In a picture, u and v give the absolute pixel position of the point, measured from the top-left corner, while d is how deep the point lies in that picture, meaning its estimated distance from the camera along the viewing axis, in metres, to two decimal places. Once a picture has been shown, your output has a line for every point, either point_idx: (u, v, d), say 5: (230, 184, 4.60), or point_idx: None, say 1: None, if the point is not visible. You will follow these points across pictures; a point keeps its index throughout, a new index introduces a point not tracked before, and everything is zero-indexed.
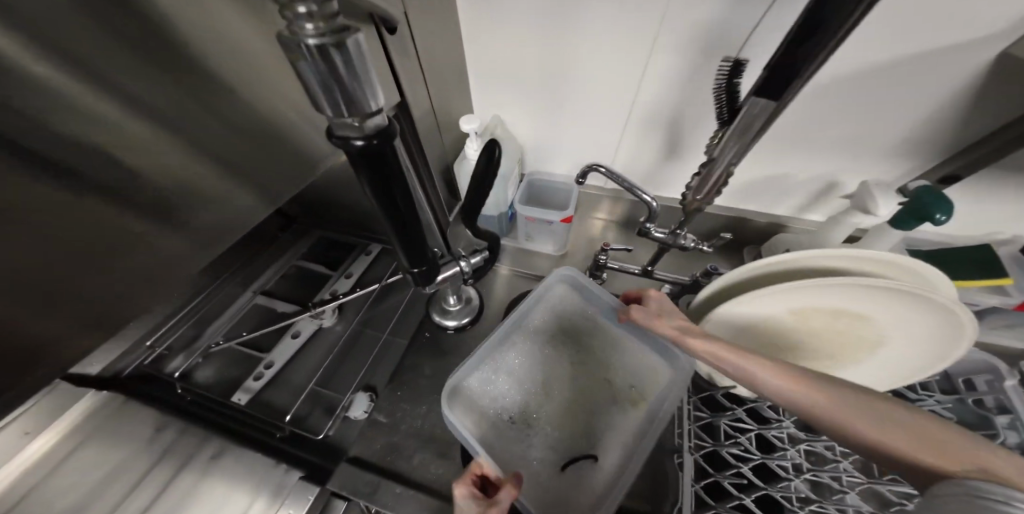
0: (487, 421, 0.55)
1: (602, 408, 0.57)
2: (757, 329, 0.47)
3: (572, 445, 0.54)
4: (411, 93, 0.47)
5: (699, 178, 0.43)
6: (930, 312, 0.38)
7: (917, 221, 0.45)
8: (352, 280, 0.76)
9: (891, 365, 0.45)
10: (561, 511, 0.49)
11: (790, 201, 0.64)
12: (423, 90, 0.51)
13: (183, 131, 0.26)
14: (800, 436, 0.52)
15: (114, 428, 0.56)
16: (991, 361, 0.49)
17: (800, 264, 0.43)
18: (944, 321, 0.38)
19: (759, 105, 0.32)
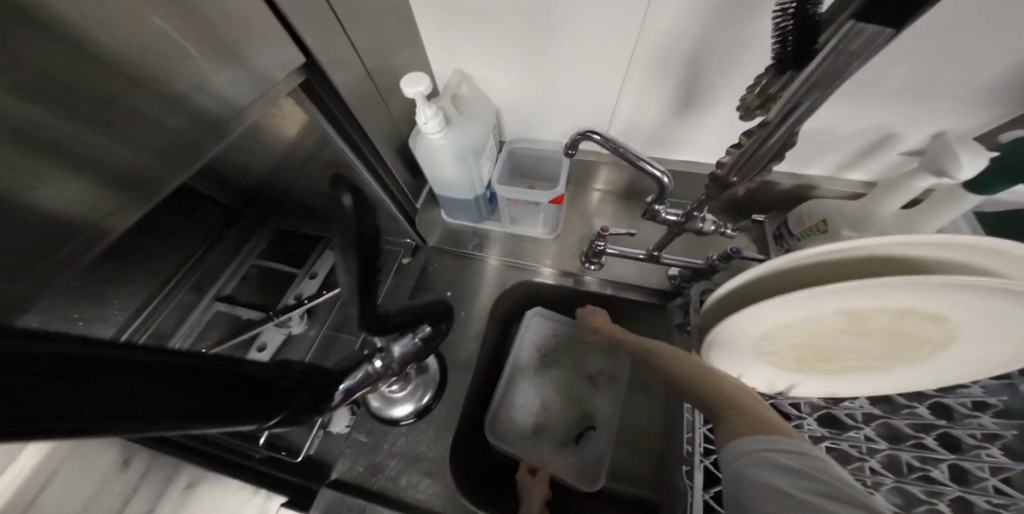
0: (517, 438, 0.66)
1: (589, 394, 0.70)
2: (793, 330, 0.39)
3: (575, 427, 0.68)
4: (324, 55, 0.34)
5: (739, 148, 0.33)
6: None
7: (1010, 182, 0.35)
8: (317, 282, 0.67)
9: (958, 364, 0.37)
10: (587, 476, 0.63)
11: (829, 159, 0.53)
12: (349, 49, 0.38)
13: (49, 108, 0.20)
14: (825, 436, 0.46)
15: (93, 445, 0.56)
16: None
17: (859, 254, 0.33)
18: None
19: (860, 40, 0.20)
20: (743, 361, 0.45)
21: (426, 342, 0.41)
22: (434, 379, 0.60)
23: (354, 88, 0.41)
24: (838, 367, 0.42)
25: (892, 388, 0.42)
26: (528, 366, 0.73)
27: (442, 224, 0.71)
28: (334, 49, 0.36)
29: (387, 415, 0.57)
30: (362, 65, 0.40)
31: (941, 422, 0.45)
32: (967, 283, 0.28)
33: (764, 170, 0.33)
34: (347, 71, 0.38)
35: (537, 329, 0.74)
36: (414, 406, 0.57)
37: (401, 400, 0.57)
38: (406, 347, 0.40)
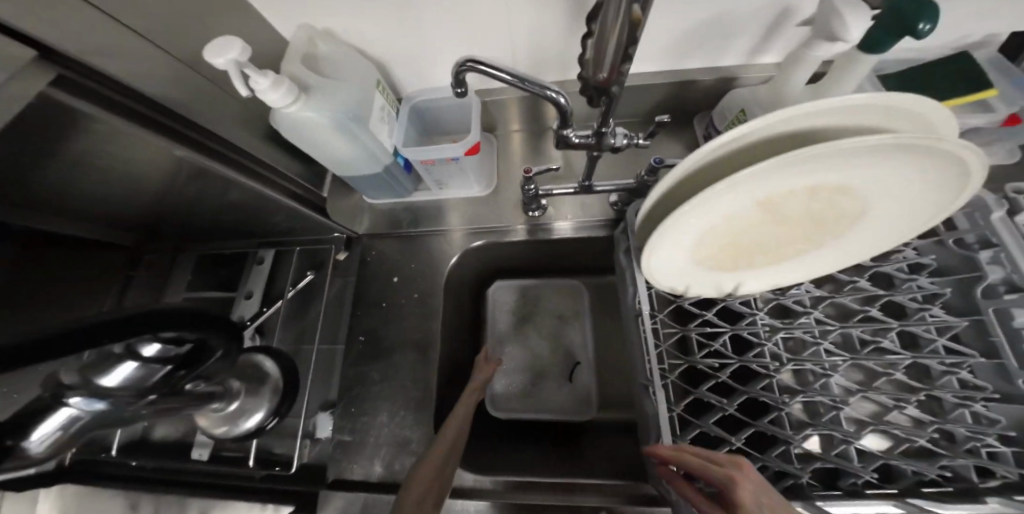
0: (516, 398, 0.70)
1: (565, 334, 0.74)
2: (721, 232, 0.38)
3: (561, 369, 0.71)
4: (75, 39, 0.27)
5: (594, 41, 0.29)
6: (924, 158, 0.30)
7: (892, 41, 0.32)
8: (255, 300, 0.65)
9: (876, 229, 0.38)
10: (587, 404, 0.68)
11: (742, 41, 0.50)
12: (129, 35, 0.31)
13: None
14: (776, 326, 0.49)
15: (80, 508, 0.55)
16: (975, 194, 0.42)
17: (765, 136, 0.32)
18: (936, 164, 0.30)
19: None
20: (686, 273, 0.45)
21: (191, 359, 0.30)
22: (274, 382, 0.52)
23: (165, 81, 0.34)
24: (771, 258, 0.42)
25: (826, 267, 0.43)
26: (505, 332, 0.74)
27: (369, 208, 0.66)
28: (95, 38, 0.28)
29: (238, 431, 0.50)
30: (160, 57, 0.34)
31: (882, 291, 0.47)
32: (860, 143, 0.27)
33: (626, 60, 0.29)
34: (138, 66, 0.32)
35: (502, 298, 0.76)
36: (264, 407, 0.51)
37: (247, 410, 0.50)
38: (135, 369, 0.27)
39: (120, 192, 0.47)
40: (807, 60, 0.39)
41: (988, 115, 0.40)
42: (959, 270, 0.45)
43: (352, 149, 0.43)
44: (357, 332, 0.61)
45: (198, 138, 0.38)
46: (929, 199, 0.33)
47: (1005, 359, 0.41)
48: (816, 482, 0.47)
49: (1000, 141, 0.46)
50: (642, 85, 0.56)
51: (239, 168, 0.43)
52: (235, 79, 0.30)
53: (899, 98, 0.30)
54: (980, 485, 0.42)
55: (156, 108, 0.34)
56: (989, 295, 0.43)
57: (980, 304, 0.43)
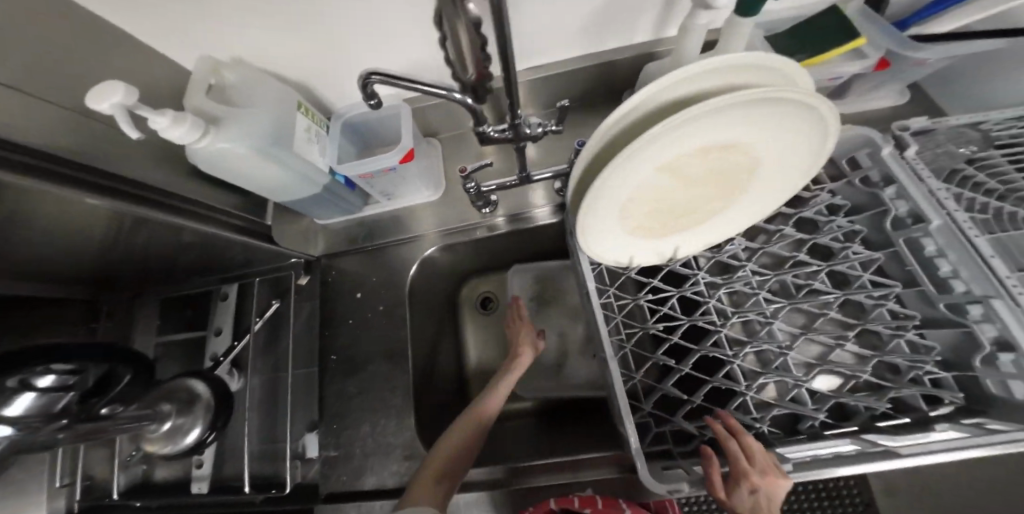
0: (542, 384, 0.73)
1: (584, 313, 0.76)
2: (640, 202, 0.41)
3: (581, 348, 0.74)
4: None
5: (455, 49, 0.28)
6: (791, 112, 0.33)
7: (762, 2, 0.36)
8: (226, 336, 0.66)
9: (777, 182, 0.41)
10: None
11: (647, 18, 0.52)
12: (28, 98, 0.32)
13: None
14: (718, 282, 0.52)
15: None
16: (868, 134, 0.47)
17: (643, 111, 0.36)
18: (798, 109, 0.33)
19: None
20: (624, 245, 0.48)
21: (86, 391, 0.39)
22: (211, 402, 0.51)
23: (73, 136, 0.35)
24: (694, 221, 0.45)
25: (745, 220, 0.46)
26: (526, 318, 0.75)
27: (325, 228, 0.66)
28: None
29: (178, 447, 0.49)
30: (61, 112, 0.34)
31: (808, 235, 0.50)
32: (721, 101, 0.31)
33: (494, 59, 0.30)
34: (31, 125, 0.32)
35: (521, 285, 0.76)
36: (200, 421, 0.50)
37: (183, 426, 0.49)
38: (36, 399, 0.34)
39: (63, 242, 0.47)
40: (696, 30, 0.42)
41: (863, 62, 0.45)
42: (875, 206, 0.49)
43: (282, 174, 0.45)
44: (329, 351, 0.62)
45: (124, 190, 0.39)
46: (810, 147, 0.37)
47: (924, 286, 0.45)
48: (775, 429, 0.47)
49: (884, 84, 0.51)
50: (567, 73, 0.59)
51: (178, 212, 0.44)
52: (121, 123, 0.30)
53: (742, 58, 0.34)
54: (929, 413, 0.44)
55: (72, 165, 0.35)
56: (898, 228, 0.47)
57: (892, 236, 0.48)
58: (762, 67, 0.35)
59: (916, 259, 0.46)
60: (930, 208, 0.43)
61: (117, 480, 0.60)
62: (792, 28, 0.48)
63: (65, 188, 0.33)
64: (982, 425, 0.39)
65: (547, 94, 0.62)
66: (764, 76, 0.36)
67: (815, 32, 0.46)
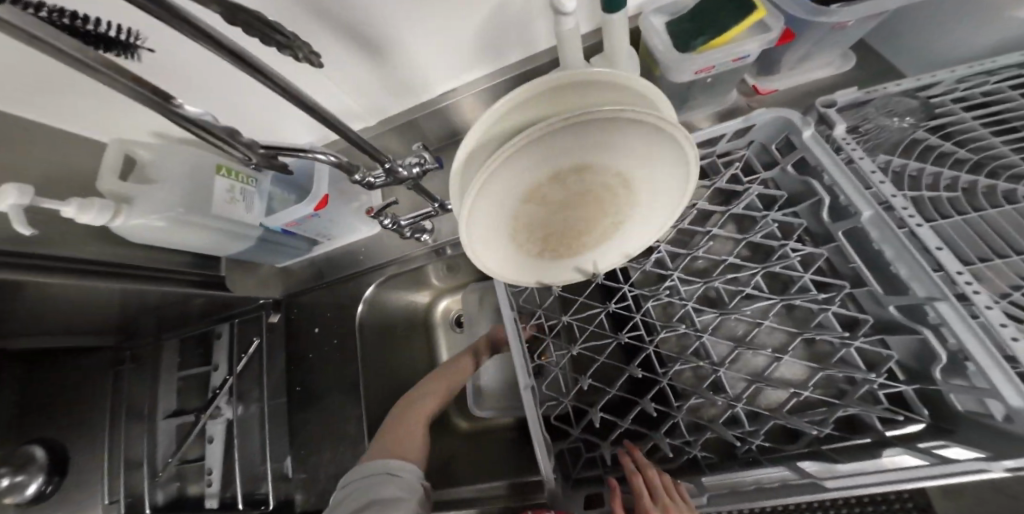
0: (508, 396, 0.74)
1: None
2: (518, 233, 0.39)
3: None
4: None
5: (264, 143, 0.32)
6: (632, 126, 0.30)
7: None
8: (222, 370, 0.75)
9: (662, 190, 0.38)
10: None
11: (541, 23, 0.50)
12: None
13: None
14: (645, 293, 0.44)
15: None
16: (781, 115, 0.40)
17: (488, 143, 0.33)
18: (645, 124, 0.30)
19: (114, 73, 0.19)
20: (526, 273, 0.44)
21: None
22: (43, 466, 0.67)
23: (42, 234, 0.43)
24: (590, 240, 0.42)
25: (653, 233, 0.42)
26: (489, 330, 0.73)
27: (287, 268, 0.71)
28: None
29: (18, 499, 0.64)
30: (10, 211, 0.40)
31: (742, 235, 0.43)
32: (537, 132, 0.28)
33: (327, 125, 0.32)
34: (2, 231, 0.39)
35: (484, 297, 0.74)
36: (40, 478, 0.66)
37: (21, 485, 0.65)
38: None
39: (66, 305, 0.56)
40: (567, 37, 0.37)
41: (768, 38, 0.37)
42: (809, 195, 0.42)
43: (204, 233, 0.50)
44: (296, 383, 0.67)
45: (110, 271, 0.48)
46: (675, 153, 0.33)
47: (869, 285, 0.37)
48: (710, 453, 0.39)
49: (818, 51, 0.44)
50: (479, 90, 0.58)
51: (160, 280, 0.53)
52: (18, 221, 0.34)
53: (582, 75, 0.31)
54: (885, 432, 0.33)
55: (64, 259, 0.44)
56: (839, 218, 0.39)
57: (831, 229, 0.40)
58: (611, 83, 0.32)
59: (859, 254, 0.38)
60: (857, 197, 0.36)
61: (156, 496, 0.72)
62: (692, 9, 0.39)
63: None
64: (931, 448, 0.29)
65: (463, 115, 0.61)
66: (620, 90, 0.33)
67: (713, 11, 0.38)
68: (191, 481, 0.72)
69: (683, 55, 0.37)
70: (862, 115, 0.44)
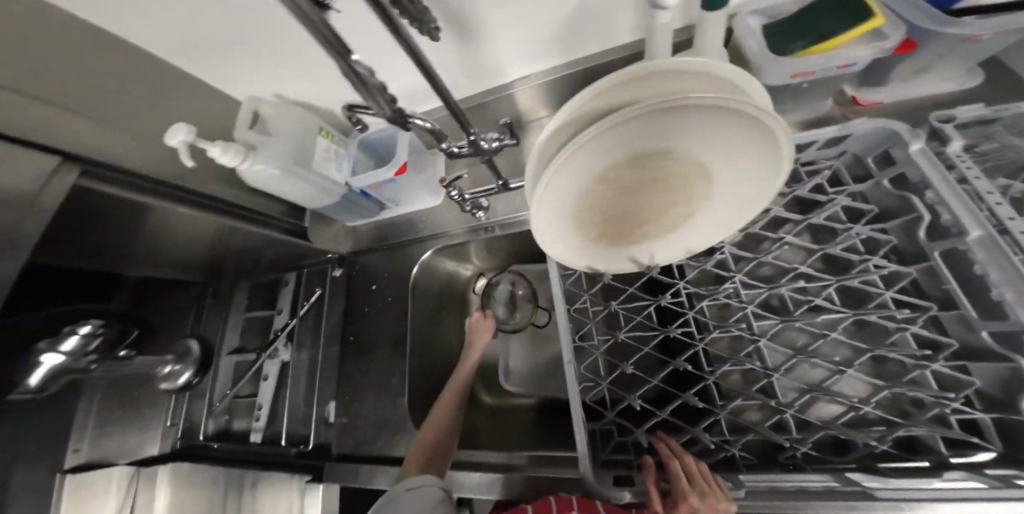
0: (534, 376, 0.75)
1: None
2: (588, 215, 0.40)
3: None
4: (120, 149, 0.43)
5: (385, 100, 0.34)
6: (721, 114, 0.30)
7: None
8: (285, 314, 0.83)
9: (745, 184, 0.37)
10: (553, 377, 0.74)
11: (626, 18, 0.51)
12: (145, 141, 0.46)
13: None
14: (702, 293, 0.44)
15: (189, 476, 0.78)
16: (888, 126, 0.35)
17: (570, 126, 0.35)
18: (736, 115, 0.30)
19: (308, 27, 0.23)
20: (585, 257, 0.46)
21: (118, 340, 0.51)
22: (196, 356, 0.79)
23: None
24: (660, 230, 0.42)
25: (723, 232, 0.42)
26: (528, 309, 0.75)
27: (353, 229, 0.77)
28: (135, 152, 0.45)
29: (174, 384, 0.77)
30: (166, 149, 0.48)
31: (815, 245, 0.40)
32: (621, 116, 0.30)
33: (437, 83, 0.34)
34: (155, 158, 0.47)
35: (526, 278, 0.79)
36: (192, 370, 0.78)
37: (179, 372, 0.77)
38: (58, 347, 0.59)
39: (181, 240, 0.65)
40: (659, 30, 0.38)
41: (880, 46, 0.35)
42: (906, 210, 0.36)
43: (306, 188, 0.57)
44: (348, 334, 0.73)
45: (232, 206, 0.55)
46: (765, 146, 0.32)
47: (962, 309, 0.31)
48: (749, 455, 0.39)
49: (942, 56, 0.41)
50: (552, 79, 0.60)
51: (270, 226, 0.61)
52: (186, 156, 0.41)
53: (676, 68, 0.32)
54: (948, 458, 0.32)
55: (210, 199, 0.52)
56: (939, 237, 0.34)
57: (925, 248, 0.34)
58: (703, 75, 0.33)
59: (958, 276, 0.33)
60: (967, 217, 0.30)
61: (209, 424, 0.82)
62: (795, 14, 0.39)
63: (144, 200, 0.44)
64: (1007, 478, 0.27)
65: (532, 101, 0.64)
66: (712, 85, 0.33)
67: (820, 15, 0.36)
68: (241, 417, 0.82)
69: (780, 58, 0.36)
70: (986, 133, 0.40)
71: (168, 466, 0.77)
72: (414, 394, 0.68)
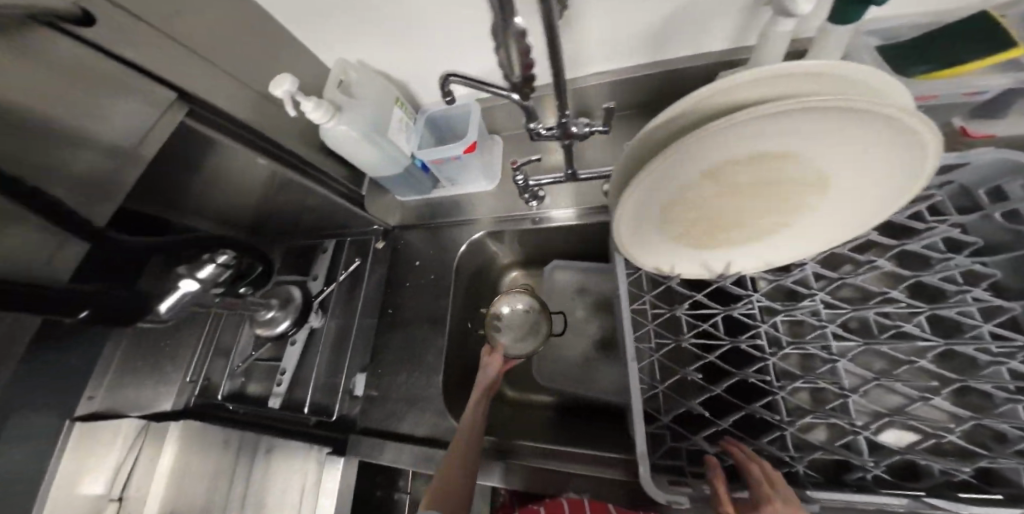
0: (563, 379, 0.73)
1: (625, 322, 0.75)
2: (680, 211, 0.40)
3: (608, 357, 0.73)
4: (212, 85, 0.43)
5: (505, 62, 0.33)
6: (856, 118, 0.29)
7: (865, 8, 0.34)
8: (319, 281, 0.83)
9: (855, 194, 0.35)
10: (585, 382, 0.71)
11: (724, 24, 0.50)
12: (233, 81, 0.46)
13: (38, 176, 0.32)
14: (774, 307, 0.44)
15: (200, 436, 0.78)
16: (1003, 157, 0.35)
17: (679, 120, 0.35)
18: (875, 116, 0.28)
19: None
20: (664, 254, 0.46)
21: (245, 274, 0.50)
22: (297, 305, 0.77)
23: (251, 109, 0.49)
24: (752, 234, 0.41)
25: (818, 244, 0.41)
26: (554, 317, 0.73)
27: (401, 204, 0.77)
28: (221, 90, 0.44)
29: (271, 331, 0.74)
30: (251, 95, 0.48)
31: (909, 272, 0.40)
32: (750, 113, 0.29)
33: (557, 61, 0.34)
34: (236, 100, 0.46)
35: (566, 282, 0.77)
36: (294, 318, 0.75)
37: (280, 319, 0.75)
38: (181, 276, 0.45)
39: (233, 195, 0.64)
40: (776, 37, 0.38)
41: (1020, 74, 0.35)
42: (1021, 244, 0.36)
43: (375, 155, 0.56)
44: (387, 306, 0.73)
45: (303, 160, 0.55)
46: (893, 154, 0.31)
47: None
48: (815, 473, 0.38)
49: None
50: (632, 77, 0.59)
51: (332, 190, 0.62)
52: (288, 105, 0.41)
53: (806, 65, 0.31)
54: None
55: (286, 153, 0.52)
56: None
57: None
58: (834, 74, 0.31)
59: None
60: None
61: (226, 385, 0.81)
62: (916, 40, 0.39)
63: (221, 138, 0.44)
64: None
65: (604, 97, 0.63)
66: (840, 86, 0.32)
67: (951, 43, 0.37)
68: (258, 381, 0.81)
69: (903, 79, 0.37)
70: None
71: (179, 422, 0.79)
72: (446, 377, 0.67)
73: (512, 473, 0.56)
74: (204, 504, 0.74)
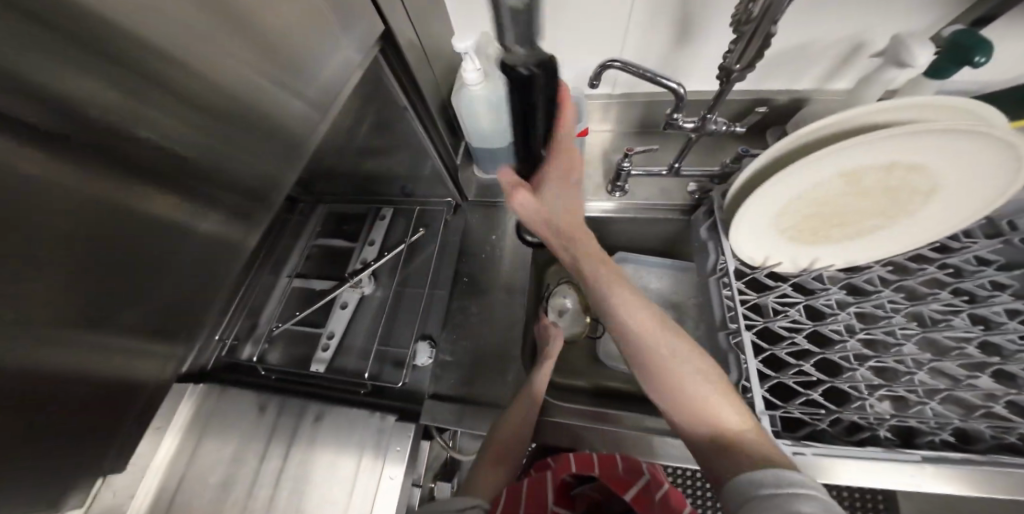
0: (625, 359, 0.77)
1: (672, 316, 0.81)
2: (807, 205, 0.48)
3: None
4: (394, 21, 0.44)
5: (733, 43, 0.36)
6: (972, 140, 0.39)
7: (956, 67, 0.47)
8: (377, 247, 0.80)
9: (938, 203, 0.47)
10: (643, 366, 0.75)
11: (817, 67, 0.61)
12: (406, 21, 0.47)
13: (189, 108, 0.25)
14: (848, 300, 0.53)
15: (223, 404, 0.70)
16: None
17: (827, 132, 0.44)
18: (987, 137, 0.39)
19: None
20: (773, 245, 0.54)
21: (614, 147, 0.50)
22: None
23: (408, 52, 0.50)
24: (850, 230, 0.51)
25: (894, 243, 0.51)
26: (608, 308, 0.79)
27: None
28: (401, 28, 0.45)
29: None
30: (420, 52, 0.51)
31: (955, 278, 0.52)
32: (911, 128, 0.38)
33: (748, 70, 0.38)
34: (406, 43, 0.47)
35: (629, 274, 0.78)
36: None
37: None
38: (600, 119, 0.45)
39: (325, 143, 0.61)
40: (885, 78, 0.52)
41: None
42: None
43: (491, 124, 0.64)
44: None
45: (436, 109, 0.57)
46: (981, 172, 0.42)
47: None
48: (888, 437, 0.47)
49: None
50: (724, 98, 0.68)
51: None
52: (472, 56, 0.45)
53: (934, 98, 0.41)
54: None
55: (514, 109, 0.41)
56: None
57: None
58: (947, 106, 0.42)
59: None
60: None
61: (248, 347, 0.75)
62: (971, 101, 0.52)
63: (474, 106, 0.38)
64: None
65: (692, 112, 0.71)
66: (949, 114, 0.42)
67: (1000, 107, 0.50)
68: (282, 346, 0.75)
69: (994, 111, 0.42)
70: None
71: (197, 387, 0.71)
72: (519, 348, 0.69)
73: (537, 427, 0.61)
74: (221, 484, 0.64)
